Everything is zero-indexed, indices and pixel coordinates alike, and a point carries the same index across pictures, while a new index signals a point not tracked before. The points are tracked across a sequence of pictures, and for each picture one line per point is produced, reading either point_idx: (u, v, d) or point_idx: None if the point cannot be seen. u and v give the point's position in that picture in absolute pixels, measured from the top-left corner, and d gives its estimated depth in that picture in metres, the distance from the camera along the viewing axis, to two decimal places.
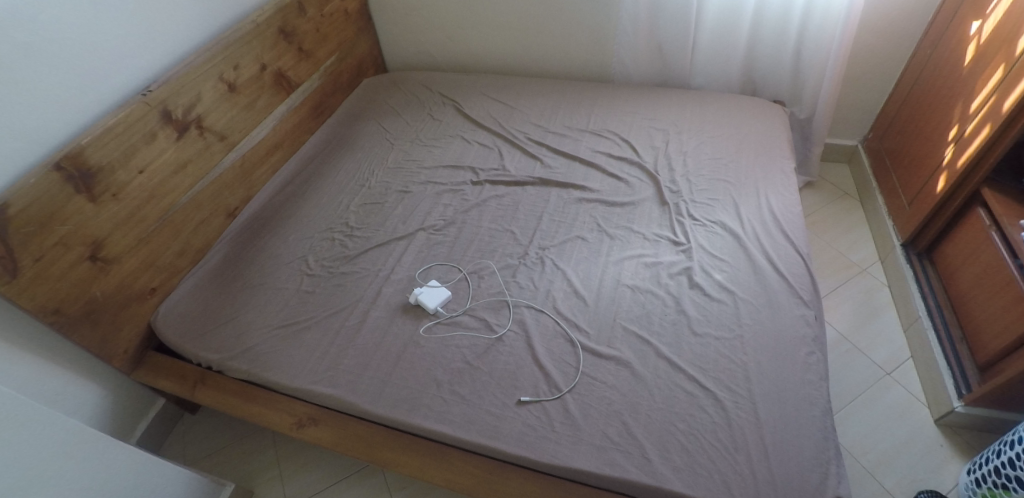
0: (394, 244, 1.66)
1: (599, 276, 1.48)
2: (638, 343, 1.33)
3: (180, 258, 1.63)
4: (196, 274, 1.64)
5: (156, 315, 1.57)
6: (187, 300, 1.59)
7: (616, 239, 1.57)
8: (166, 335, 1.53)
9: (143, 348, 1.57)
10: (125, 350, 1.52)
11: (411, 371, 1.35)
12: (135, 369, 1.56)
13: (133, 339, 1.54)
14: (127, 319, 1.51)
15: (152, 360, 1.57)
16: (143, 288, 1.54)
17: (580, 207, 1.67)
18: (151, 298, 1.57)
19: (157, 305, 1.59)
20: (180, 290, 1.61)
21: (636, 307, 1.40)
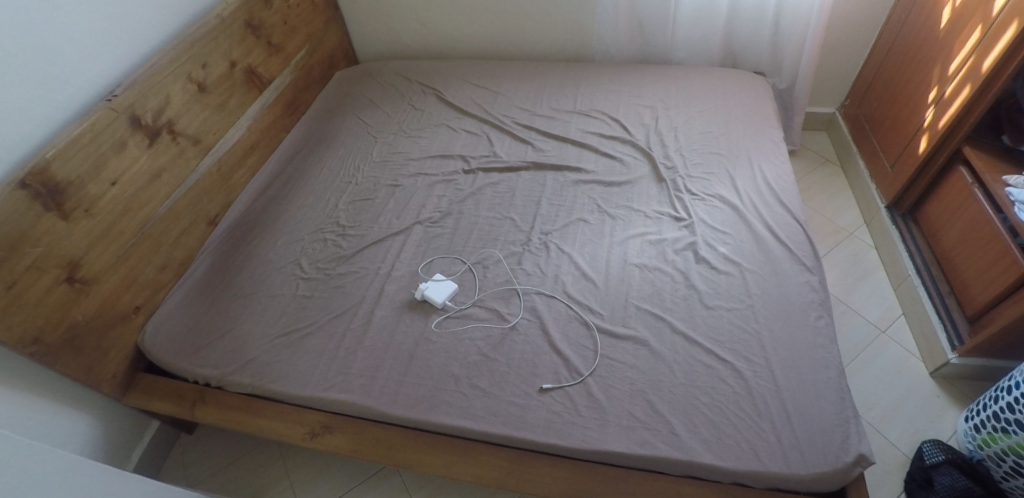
0: (391, 240, 1.61)
1: (606, 257, 1.48)
2: (653, 321, 1.33)
3: (162, 271, 1.54)
4: (182, 288, 1.56)
5: (143, 335, 1.48)
6: (175, 315, 1.51)
7: (618, 218, 1.56)
8: (157, 355, 1.45)
9: (132, 370, 1.49)
10: (114, 375, 1.44)
11: (426, 368, 1.31)
12: (126, 392, 1.48)
13: (121, 362, 1.45)
14: (112, 342, 1.42)
15: (144, 381, 1.49)
16: (127, 307, 1.45)
17: (578, 189, 1.66)
18: (136, 317, 1.48)
19: (143, 325, 1.50)
20: (166, 306, 1.53)
21: (646, 286, 1.40)
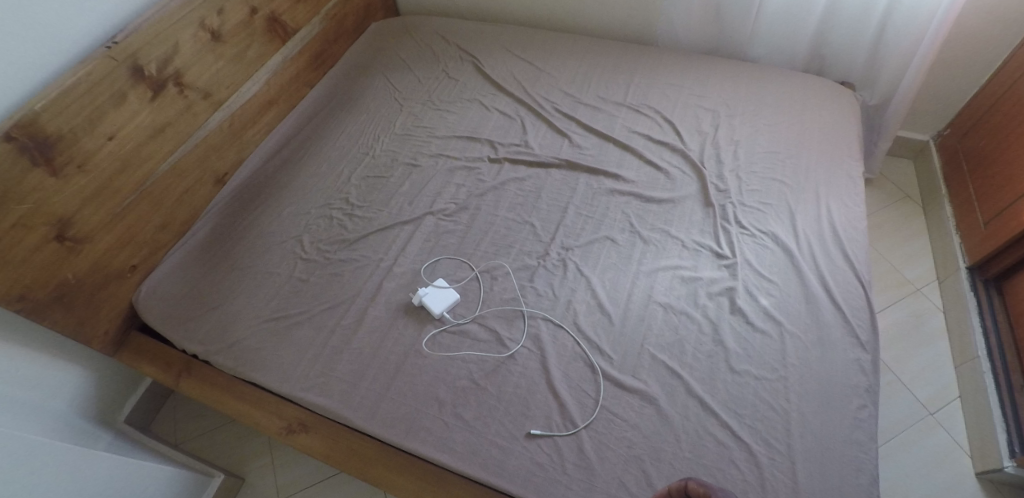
0: (399, 229, 1.50)
1: (629, 288, 1.32)
2: (667, 376, 1.20)
3: (162, 231, 1.47)
4: (181, 250, 1.50)
5: (139, 294, 1.44)
6: (171, 280, 1.46)
7: (649, 244, 1.39)
8: (149, 319, 1.41)
9: (125, 329, 1.45)
10: (106, 332, 1.40)
11: (411, 387, 1.22)
12: (118, 350, 1.45)
13: (115, 320, 1.42)
14: (105, 301, 1.38)
15: (136, 341, 1.45)
16: (122, 267, 1.40)
17: (611, 200, 1.49)
18: (132, 276, 1.43)
19: (139, 284, 1.45)
20: (164, 268, 1.47)
21: (667, 332, 1.25)
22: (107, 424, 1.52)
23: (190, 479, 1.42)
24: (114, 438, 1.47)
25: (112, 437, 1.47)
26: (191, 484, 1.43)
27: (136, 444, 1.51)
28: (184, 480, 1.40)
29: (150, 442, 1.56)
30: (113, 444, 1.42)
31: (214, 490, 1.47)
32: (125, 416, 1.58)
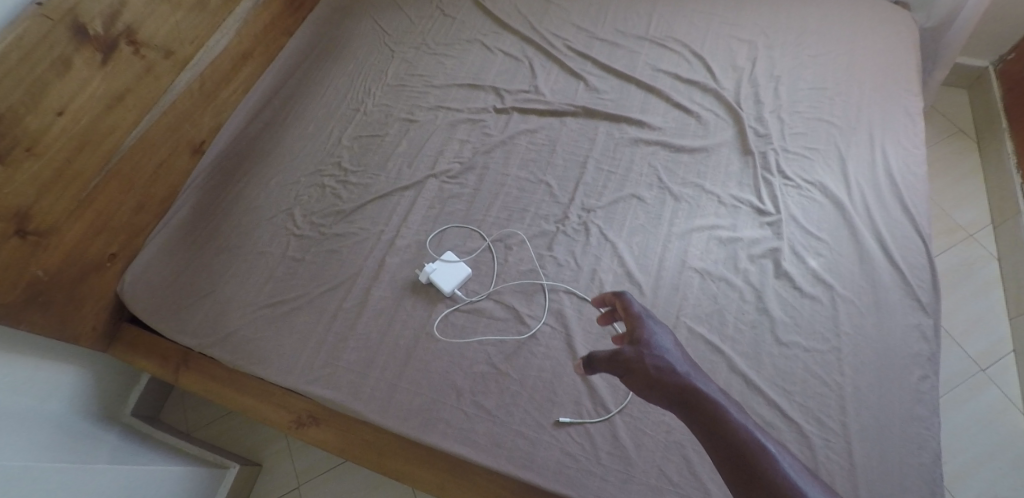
0: (398, 196, 1.36)
1: (660, 253, 1.18)
2: (707, 351, 1.08)
3: (139, 213, 1.34)
4: (164, 232, 1.38)
5: (123, 284, 1.32)
6: (157, 266, 1.35)
7: (681, 201, 1.24)
8: (137, 310, 1.30)
9: (115, 321, 1.35)
10: (94, 326, 1.30)
11: (425, 375, 1.12)
12: (110, 345, 1.35)
13: (101, 313, 1.31)
14: (86, 294, 1.26)
15: (129, 335, 1.36)
16: (101, 256, 1.27)
17: (637, 151, 1.32)
18: (113, 264, 1.31)
19: (122, 273, 1.33)
20: (146, 253, 1.35)
21: (706, 302, 1.13)
22: (112, 419, 1.44)
23: (205, 473, 1.37)
24: (120, 433, 1.39)
25: (117, 433, 1.39)
26: (206, 478, 1.37)
27: (144, 439, 1.45)
28: (197, 477, 1.34)
29: (160, 435, 1.50)
30: (120, 441, 1.34)
31: (231, 481, 1.42)
32: (132, 408, 1.52)
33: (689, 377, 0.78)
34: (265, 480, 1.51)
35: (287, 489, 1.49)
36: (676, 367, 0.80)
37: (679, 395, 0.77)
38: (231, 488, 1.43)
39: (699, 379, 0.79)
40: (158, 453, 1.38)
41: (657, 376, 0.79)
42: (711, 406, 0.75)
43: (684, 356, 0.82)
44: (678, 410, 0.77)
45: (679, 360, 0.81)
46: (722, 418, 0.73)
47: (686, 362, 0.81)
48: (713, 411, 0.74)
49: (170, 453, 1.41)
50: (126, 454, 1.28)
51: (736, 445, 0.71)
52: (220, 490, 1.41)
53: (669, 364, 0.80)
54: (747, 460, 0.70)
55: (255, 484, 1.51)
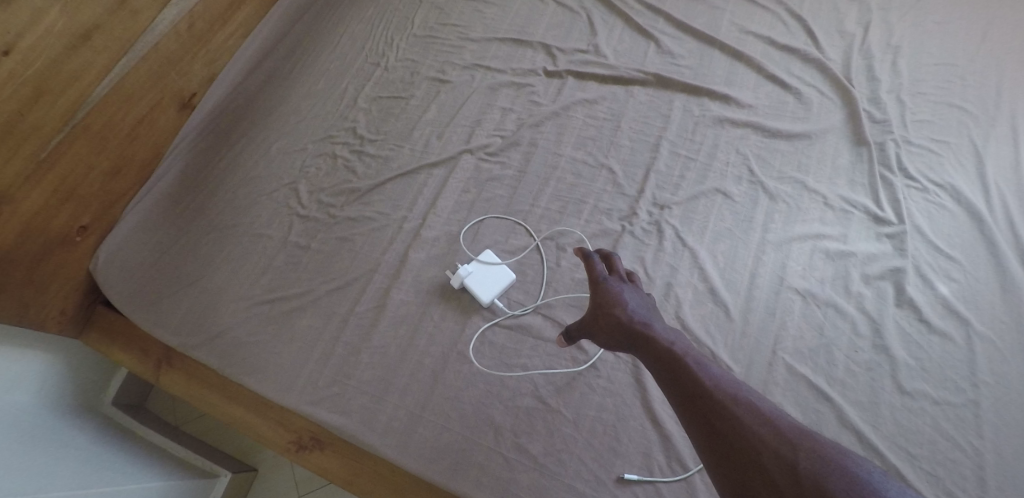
0: (425, 174, 1.13)
1: (752, 267, 0.95)
2: (810, 398, 0.86)
3: (115, 178, 1.09)
4: (146, 200, 1.14)
5: (98, 264, 1.09)
6: (135, 243, 1.12)
7: (776, 201, 1.00)
8: (112, 296, 1.08)
9: (89, 304, 1.14)
10: (63, 311, 1.07)
11: (456, 405, 0.91)
12: (84, 329, 1.14)
13: (71, 295, 1.08)
14: (49, 275, 1.02)
15: (105, 320, 1.14)
16: (69, 228, 1.03)
17: (722, 133, 1.07)
18: (83, 238, 1.07)
19: (96, 250, 1.10)
20: (123, 229, 1.12)
21: (810, 333, 0.90)
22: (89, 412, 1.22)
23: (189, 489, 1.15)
24: (97, 431, 1.17)
25: (92, 431, 1.16)
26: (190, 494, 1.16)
27: (123, 437, 1.22)
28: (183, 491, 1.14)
29: (145, 430, 1.27)
30: (94, 444, 1.12)
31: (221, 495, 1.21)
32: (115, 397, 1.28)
33: (631, 307, 0.75)
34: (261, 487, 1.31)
35: None
36: (624, 302, 0.76)
37: (620, 326, 0.73)
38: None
39: (643, 309, 0.76)
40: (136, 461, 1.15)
41: (605, 314, 0.75)
42: (651, 333, 0.71)
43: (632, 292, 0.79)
44: (623, 345, 0.73)
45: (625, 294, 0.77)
46: (660, 343, 0.70)
47: (632, 296, 0.78)
48: (650, 337, 0.71)
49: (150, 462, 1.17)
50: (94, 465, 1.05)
51: (668, 364, 0.68)
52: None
53: (617, 301, 0.76)
54: (677, 377, 0.67)
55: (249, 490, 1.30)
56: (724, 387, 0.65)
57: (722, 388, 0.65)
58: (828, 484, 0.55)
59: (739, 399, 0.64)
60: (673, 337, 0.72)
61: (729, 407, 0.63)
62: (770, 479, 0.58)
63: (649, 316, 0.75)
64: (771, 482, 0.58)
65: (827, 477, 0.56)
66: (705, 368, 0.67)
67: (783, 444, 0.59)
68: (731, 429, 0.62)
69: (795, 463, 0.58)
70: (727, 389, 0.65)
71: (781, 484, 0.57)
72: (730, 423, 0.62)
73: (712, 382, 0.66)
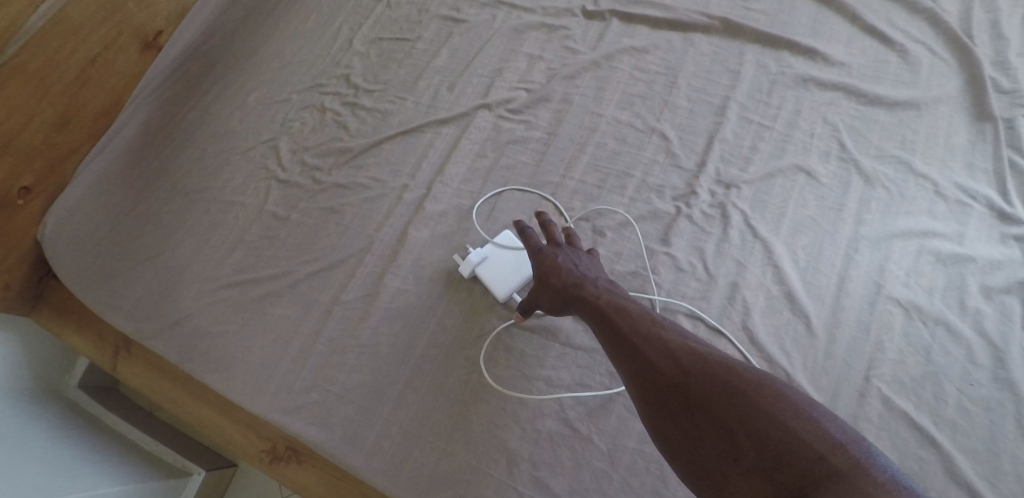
0: (432, 133, 0.92)
1: (840, 269, 0.75)
2: (911, 441, 0.67)
3: (63, 131, 0.88)
4: (103, 154, 0.93)
5: (47, 232, 0.88)
6: (88, 207, 0.91)
7: (874, 185, 0.79)
8: (60, 269, 0.89)
9: (39, 277, 0.94)
10: (7, 286, 0.88)
11: (461, 424, 0.73)
12: (36, 308, 0.94)
13: (15, 266, 0.89)
14: None
15: (64, 295, 0.95)
16: (7, 190, 0.83)
17: (805, 97, 0.85)
18: (26, 202, 0.87)
19: (42, 217, 0.89)
20: (75, 191, 0.90)
21: (912, 357, 0.71)
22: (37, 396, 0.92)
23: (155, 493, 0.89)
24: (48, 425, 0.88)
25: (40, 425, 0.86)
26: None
27: (84, 430, 0.93)
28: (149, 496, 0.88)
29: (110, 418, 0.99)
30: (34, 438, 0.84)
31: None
32: (80, 380, 1.00)
33: (564, 265, 0.69)
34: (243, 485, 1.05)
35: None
36: (558, 261, 0.69)
37: (552, 288, 0.68)
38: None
39: (580, 264, 0.70)
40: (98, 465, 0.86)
41: (539, 281, 0.69)
42: (580, 291, 0.66)
43: (569, 246, 0.72)
44: (559, 306, 0.68)
45: (561, 252, 0.71)
46: (587, 298, 0.65)
47: (568, 251, 0.71)
48: (580, 294, 0.66)
49: (118, 464, 0.89)
50: (44, 481, 0.76)
51: (593, 317, 0.65)
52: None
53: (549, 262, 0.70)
54: (601, 328, 0.64)
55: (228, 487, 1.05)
56: (638, 329, 0.61)
57: (635, 330, 0.61)
58: (723, 409, 0.53)
59: (650, 335, 0.60)
60: (603, 286, 0.67)
61: (639, 346, 0.60)
62: (674, 411, 0.56)
63: (584, 270, 0.69)
64: (675, 414, 0.56)
65: (722, 400, 0.53)
66: (624, 312, 0.63)
67: (686, 374, 0.56)
68: (641, 369, 0.59)
69: (694, 392, 0.55)
70: (643, 330, 0.61)
71: (685, 415, 0.55)
72: (639, 363, 0.59)
73: (630, 326, 0.61)
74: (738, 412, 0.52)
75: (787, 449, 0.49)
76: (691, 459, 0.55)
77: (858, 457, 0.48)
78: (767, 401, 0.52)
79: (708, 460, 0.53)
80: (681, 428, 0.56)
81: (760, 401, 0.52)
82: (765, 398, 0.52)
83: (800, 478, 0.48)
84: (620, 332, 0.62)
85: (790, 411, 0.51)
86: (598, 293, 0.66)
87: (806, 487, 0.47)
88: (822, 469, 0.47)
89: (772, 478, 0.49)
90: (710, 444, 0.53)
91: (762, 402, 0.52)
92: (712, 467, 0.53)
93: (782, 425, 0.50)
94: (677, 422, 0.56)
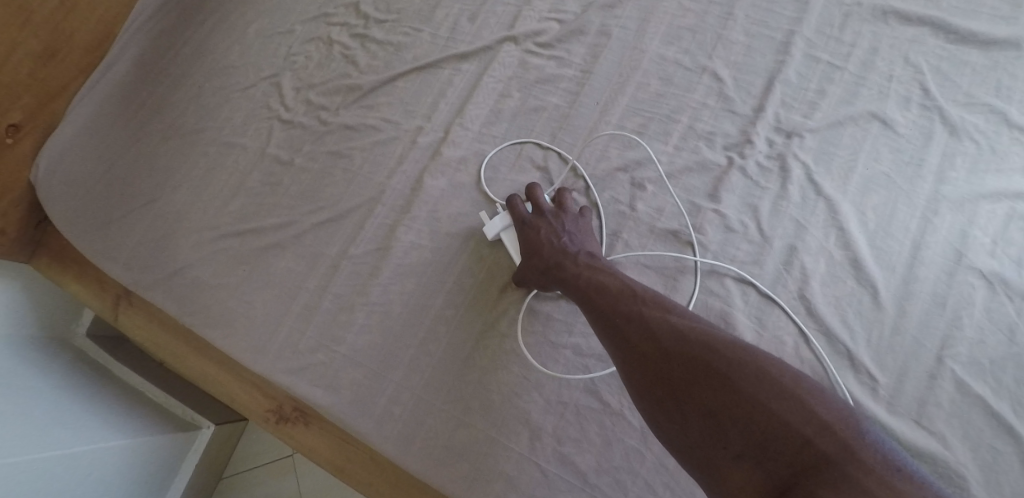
0: (450, 70, 0.82)
1: (915, 234, 0.66)
2: (986, 429, 0.59)
3: (50, 63, 0.80)
4: (97, 90, 0.85)
5: (39, 173, 0.82)
6: (80, 147, 0.84)
7: (961, 137, 0.68)
8: (53, 214, 0.83)
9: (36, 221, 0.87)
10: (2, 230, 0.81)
11: (479, 392, 0.67)
12: (35, 254, 0.88)
13: (10, 209, 0.83)
14: None
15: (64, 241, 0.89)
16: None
17: (884, 32, 0.73)
18: (16, 142, 0.80)
19: (35, 158, 0.82)
20: (66, 131, 0.83)
21: (995, 336, 0.62)
22: (41, 342, 0.85)
23: (167, 444, 0.84)
24: (54, 372, 0.82)
25: (44, 372, 0.80)
26: (169, 451, 0.85)
27: (91, 380, 0.86)
28: (161, 448, 0.83)
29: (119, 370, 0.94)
30: (46, 382, 0.79)
31: (203, 450, 0.90)
32: (87, 329, 0.94)
33: (546, 240, 0.65)
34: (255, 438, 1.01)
35: (281, 454, 0.99)
36: (541, 235, 0.66)
37: (535, 267, 0.64)
38: (203, 458, 0.91)
39: (564, 235, 0.65)
40: (106, 415, 0.81)
41: (527, 259, 0.65)
42: (561, 269, 0.62)
43: (558, 216, 0.68)
44: (542, 284, 0.64)
45: (545, 224, 0.67)
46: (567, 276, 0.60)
47: (552, 220, 0.67)
48: (561, 271, 0.62)
49: (126, 416, 0.83)
50: (45, 431, 0.70)
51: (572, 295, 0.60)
52: (186, 464, 0.89)
53: (535, 240, 0.66)
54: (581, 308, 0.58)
55: (239, 443, 1.01)
56: (616, 307, 0.55)
57: (613, 308, 0.55)
58: (707, 395, 0.47)
59: (629, 314, 0.54)
60: (584, 262, 0.62)
61: (618, 327, 0.54)
62: (656, 397, 0.50)
63: (569, 242, 0.65)
64: (658, 402, 0.49)
65: (705, 385, 0.47)
66: (602, 287, 0.57)
67: (667, 356, 0.50)
68: (621, 350, 0.53)
69: (675, 374, 0.49)
70: (623, 307, 0.55)
71: (668, 403, 0.49)
72: (619, 344, 0.53)
73: (610, 305, 0.55)
74: (723, 399, 0.46)
75: (776, 435, 0.44)
76: (679, 449, 0.49)
77: (850, 441, 0.42)
78: (754, 383, 0.46)
79: (697, 449, 0.47)
80: (667, 415, 0.49)
81: (744, 382, 0.46)
82: (750, 378, 0.46)
83: (792, 467, 0.43)
84: (598, 311, 0.56)
85: (779, 388, 0.45)
86: (577, 269, 0.61)
87: (799, 479, 0.42)
88: (814, 457, 0.42)
89: (764, 469, 0.43)
90: (698, 434, 0.47)
91: (748, 382, 0.46)
92: (701, 457, 0.47)
93: (769, 409, 0.44)
94: (659, 407, 0.49)
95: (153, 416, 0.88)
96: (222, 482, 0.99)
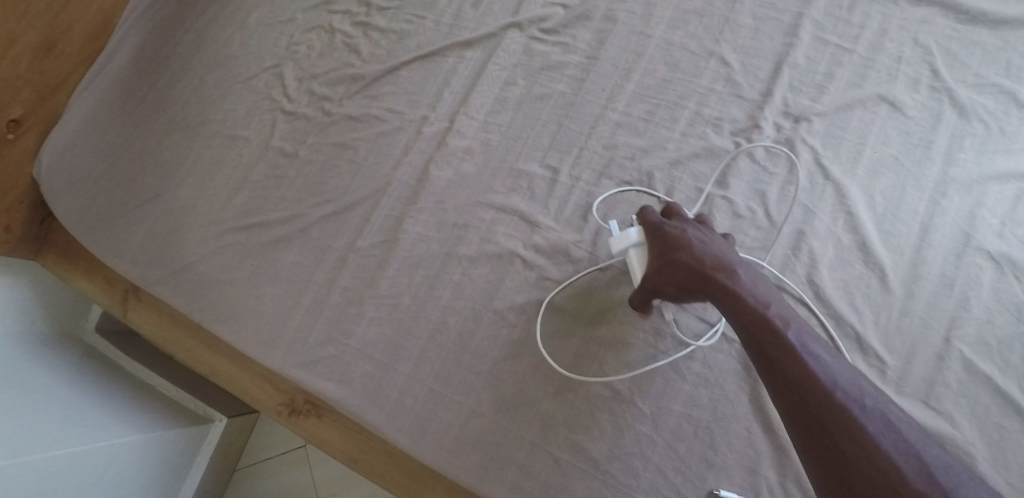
0: (454, 58, 0.81)
1: (923, 217, 0.66)
2: (994, 408, 0.60)
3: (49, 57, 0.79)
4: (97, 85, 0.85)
5: (42, 168, 0.82)
6: (82, 143, 0.84)
7: (970, 119, 0.68)
8: (58, 209, 0.83)
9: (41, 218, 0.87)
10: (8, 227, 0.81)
11: (490, 383, 0.67)
12: (41, 251, 0.88)
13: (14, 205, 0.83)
14: None
15: (69, 237, 0.89)
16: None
17: (893, 13, 0.72)
18: (18, 137, 0.80)
19: (36, 154, 0.82)
20: (67, 127, 0.83)
21: (1003, 316, 0.62)
22: (51, 339, 0.86)
23: (181, 438, 0.85)
24: (65, 368, 0.82)
25: (56, 370, 0.81)
26: (183, 445, 0.86)
27: (102, 376, 0.87)
28: (174, 442, 0.84)
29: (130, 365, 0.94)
30: (59, 379, 0.79)
31: (215, 442, 0.91)
32: (96, 323, 0.94)
33: (713, 253, 0.56)
34: (267, 430, 1.03)
35: (293, 444, 1.00)
36: (697, 244, 0.57)
37: (696, 271, 0.55)
38: (217, 450, 0.92)
39: (728, 258, 0.57)
40: (118, 411, 0.81)
41: (677, 261, 0.56)
42: (734, 284, 0.53)
43: (704, 232, 0.60)
44: (693, 291, 0.55)
45: (697, 234, 0.59)
46: (755, 303, 0.51)
47: (697, 229, 0.60)
48: (730, 287, 0.53)
49: (139, 411, 0.84)
50: (60, 429, 0.71)
51: (754, 324, 0.51)
52: (200, 456, 0.90)
53: (690, 247, 0.57)
54: (765, 343, 0.50)
55: (251, 434, 1.02)
56: (836, 389, 0.47)
57: (831, 386, 0.47)
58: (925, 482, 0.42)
59: (853, 393, 0.47)
60: (768, 296, 0.53)
61: (836, 397, 0.47)
62: (857, 460, 0.44)
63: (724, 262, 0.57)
64: (858, 461, 0.44)
65: (925, 472, 0.43)
66: (806, 343, 0.50)
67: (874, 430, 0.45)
68: (817, 397, 0.47)
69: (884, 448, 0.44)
70: (841, 383, 0.48)
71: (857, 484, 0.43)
72: (814, 393, 0.47)
73: (820, 366, 0.48)
74: None
75: None
76: None
77: None
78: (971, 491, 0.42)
79: None
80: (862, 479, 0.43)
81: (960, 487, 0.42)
82: (965, 485, 0.43)
83: None
84: (799, 362, 0.48)
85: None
86: (769, 306, 0.52)
87: None
88: None
89: None
90: None
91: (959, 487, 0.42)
92: None
93: None
94: (856, 469, 0.44)
95: (164, 410, 0.88)
96: (236, 473, 1.00)
